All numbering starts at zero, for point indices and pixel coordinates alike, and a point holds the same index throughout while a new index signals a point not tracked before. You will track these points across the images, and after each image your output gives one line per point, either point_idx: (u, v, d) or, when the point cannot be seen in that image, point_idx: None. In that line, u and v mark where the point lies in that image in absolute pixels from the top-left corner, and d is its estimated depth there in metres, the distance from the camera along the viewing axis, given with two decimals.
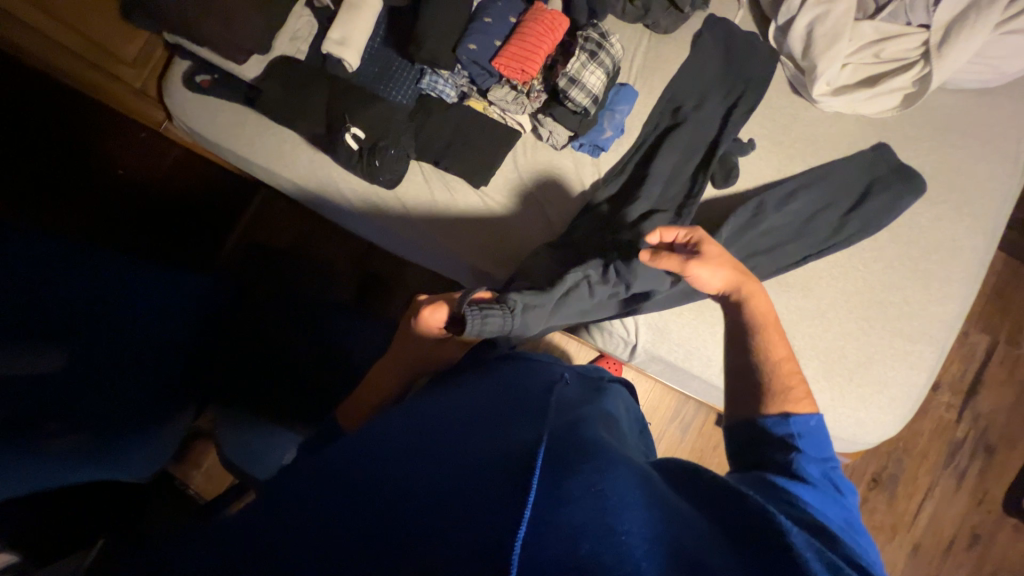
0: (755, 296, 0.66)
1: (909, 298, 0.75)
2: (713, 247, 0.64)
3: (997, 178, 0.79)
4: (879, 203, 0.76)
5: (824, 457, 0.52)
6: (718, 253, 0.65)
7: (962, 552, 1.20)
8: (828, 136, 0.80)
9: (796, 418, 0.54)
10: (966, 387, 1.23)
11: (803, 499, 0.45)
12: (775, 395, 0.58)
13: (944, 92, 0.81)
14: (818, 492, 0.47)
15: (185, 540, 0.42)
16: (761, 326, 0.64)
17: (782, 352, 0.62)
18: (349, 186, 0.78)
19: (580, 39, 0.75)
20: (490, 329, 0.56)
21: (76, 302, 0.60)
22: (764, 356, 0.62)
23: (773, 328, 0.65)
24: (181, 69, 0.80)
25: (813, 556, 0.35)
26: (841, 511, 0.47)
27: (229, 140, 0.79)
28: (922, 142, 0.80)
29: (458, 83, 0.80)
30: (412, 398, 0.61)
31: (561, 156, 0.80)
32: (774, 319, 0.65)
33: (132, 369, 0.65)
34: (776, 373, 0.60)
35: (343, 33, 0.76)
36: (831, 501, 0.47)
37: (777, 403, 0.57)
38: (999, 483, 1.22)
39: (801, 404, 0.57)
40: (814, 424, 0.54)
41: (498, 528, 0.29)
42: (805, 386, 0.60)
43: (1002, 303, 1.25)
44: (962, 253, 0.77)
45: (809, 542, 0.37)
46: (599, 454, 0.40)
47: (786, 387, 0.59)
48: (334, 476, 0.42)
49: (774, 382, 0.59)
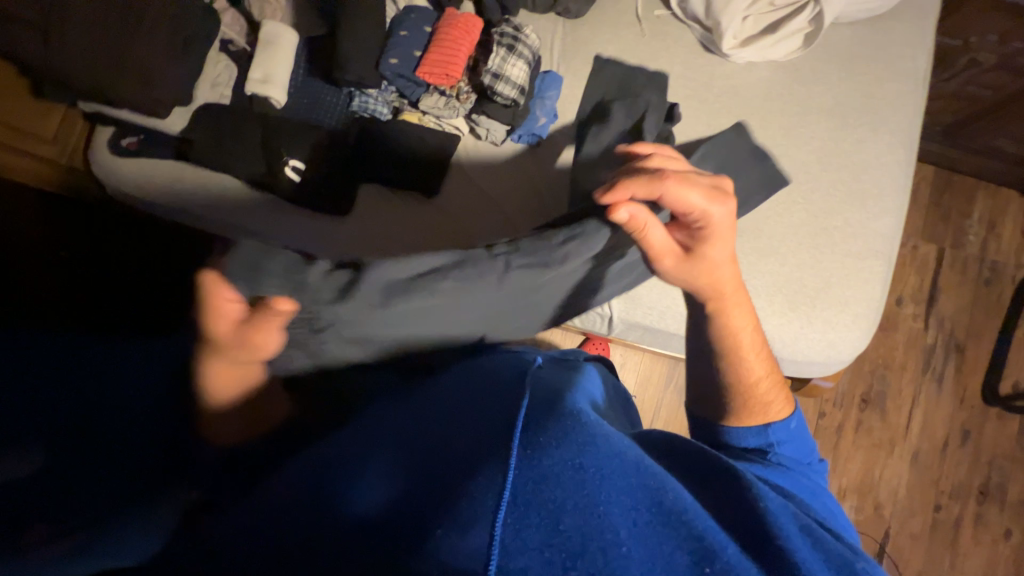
0: (727, 318, 0.61)
1: (851, 220, 0.80)
2: (707, 252, 0.59)
3: (904, 94, 0.85)
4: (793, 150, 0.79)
5: (802, 454, 0.59)
6: (710, 263, 0.59)
7: (957, 450, 1.26)
8: (747, 84, 0.85)
9: (774, 428, 0.58)
10: (926, 295, 1.31)
11: (777, 480, 0.51)
12: (751, 405, 0.60)
13: (839, 26, 0.88)
14: (781, 471, 0.54)
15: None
16: (734, 345, 0.61)
17: (761, 371, 0.61)
18: (296, 221, 0.77)
19: (496, 35, 0.78)
20: (266, 266, 0.59)
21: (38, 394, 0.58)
22: (746, 375, 0.61)
23: (749, 346, 0.62)
24: (105, 135, 0.78)
25: (789, 520, 0.38)
26: (809, 485, 0.54)
27: (165, 198, 0.77)
28: (832, 74, 0.85)
29: (388, 100, 0.81)
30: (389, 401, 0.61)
31: (503, 151, 0.82)
32: (756, 338, 0.62)
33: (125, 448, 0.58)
34: (759, 390, 0.60)
35: (264, 71, 0.77)
36: (797, 477, 0.55)
37: (754, 415, 0.59)
38: (974, 377, 1.29)
39: (779, 412, 0.60)
40: (795, 427, 0.60)
41: (475, 538, 0.30)
42: (779, 387, 0.62)
43: (940, 211, 1.34)
44: (888, 169, 0.82)
45: (784, 505, 0.40)
46: (578, 418, 0.39)
47: (765, 400, 0.60)
48: None
49: (752, 397, 0.60)
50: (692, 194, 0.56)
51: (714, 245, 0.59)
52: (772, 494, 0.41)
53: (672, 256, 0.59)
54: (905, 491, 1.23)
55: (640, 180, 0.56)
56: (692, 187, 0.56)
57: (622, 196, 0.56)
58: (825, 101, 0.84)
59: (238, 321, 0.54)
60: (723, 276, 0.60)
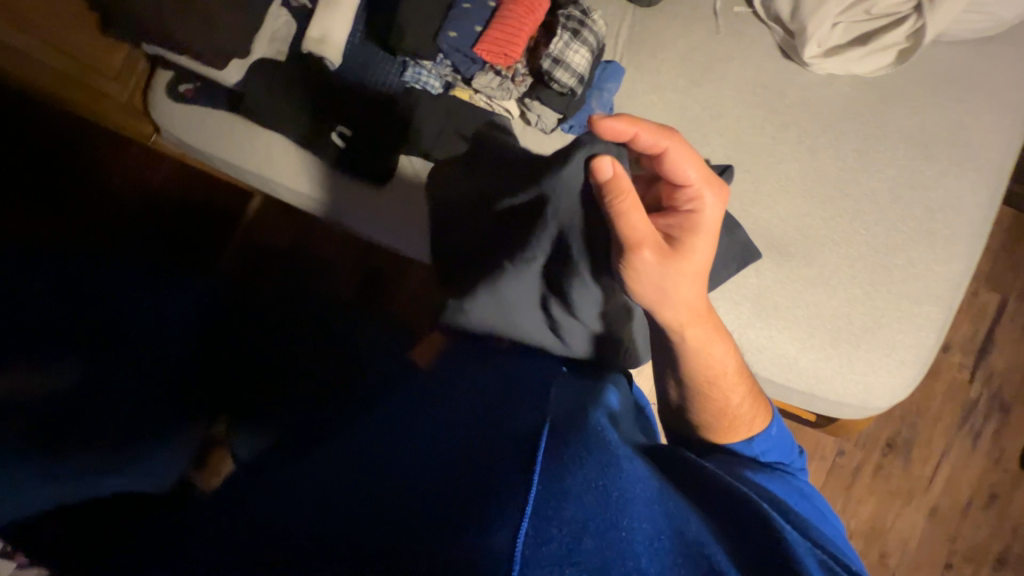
0: (705, 345, 0.58)
1: (915, 260, 0.74)
2: (693, 250, 0.55)
3: (998, 130, 0.78)
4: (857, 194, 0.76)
5: (788, 458, 0.60)
6: (690, 264, 0.55)
7: (981, 511, 1.19)
8: (822, 98, 0.79)
9: (758, 440, 0.58)
10: (978, 346, 1.22)
11: (769, 486, 0.52)
12: (726, 419, 0.59)
13: (940, 45, 0.80)
14: (784, 485, 0.53)
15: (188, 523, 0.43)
16: (713, 375, 0.59)
17: (738, 397, 0.60)
18: (338, 184, 0.79)
19: (562, 18, 0.75)
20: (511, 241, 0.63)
21: (91, 310, 0.65)
22: (726, 396, 0.59)
23: (728, 379, 0.59)
24: (165, 80, 0.80)
25: (808, 554, 0.36)
26: (815, 507, 0.54)
27: (219, 149, 0.80)
28: (920, 98, 0.78)
29: (441, 73, 0.79)
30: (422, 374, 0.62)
31: (551, 140, 0.80)
32: (734, 369, 0.60)
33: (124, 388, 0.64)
34: (741, 410, 0.59)
35: (322, 30, 0.75)
36: (791, 481, 0.55)
37: (732, 428, 0.59)
38: (1016, 439, 1.21)
39: (759, 419, 0.60)
40: (775, 432, 0.60)
41: (493, 551, 0.28)
42: (759, 400, 0.62)
43: (1011, 259, 1.23)
44: (966, 210, 0.76)
45: (805, 541, 0.38)
46: (602, 441, 0.39)
47: (745, 416, 0.59)
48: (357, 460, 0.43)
49: (725, 417, 0.59)
50: (692, 171, 0.56)
51: (698, 246, 0.56)
52: (792, 529, 0.39)
53: (654, 244, 0.52)
54: (916, 544, 1.18)
55: (649, 125, 0.54)
56: (695, 162, 0.56)
57: (629, 130, 0.53)
58: (907, 127, 0.78)
59: (616, 193, 0.51)
60: (697, 285, 0.56)
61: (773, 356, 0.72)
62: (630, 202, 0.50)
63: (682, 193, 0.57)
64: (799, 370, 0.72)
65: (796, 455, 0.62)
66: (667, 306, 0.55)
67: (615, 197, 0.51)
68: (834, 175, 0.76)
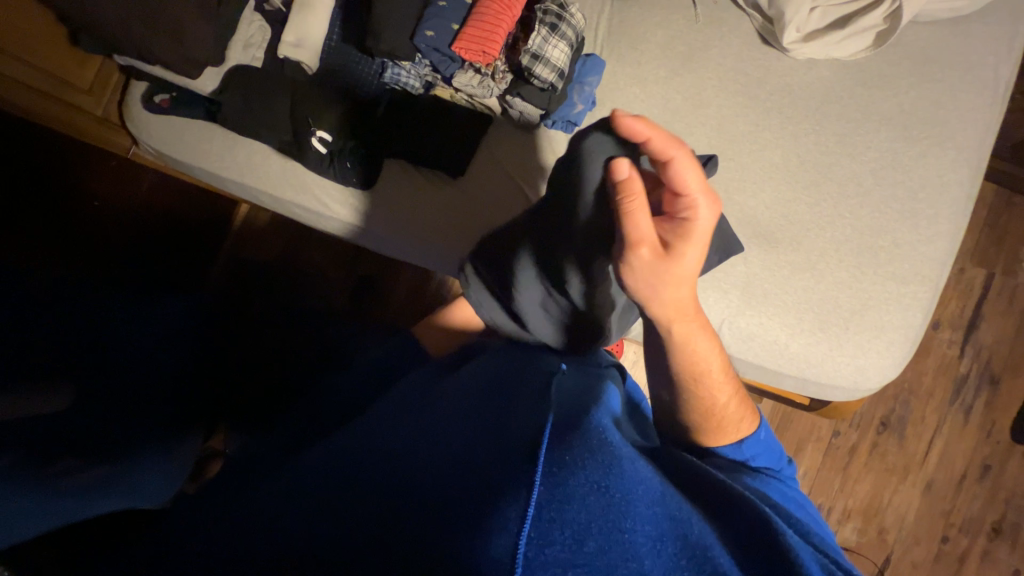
0: (688, 342, 0.57)
1: (900, 240, 0.75)
2: (685, 258, 0.52)
3: (977, 108, 0.79)
4: (840, 176, 0.76)
5: (778, 463, 0.59)
6: (680, 268, 0.52)
7: (974, 484, 1.21)
8: (802, 84, 0.79)
9: (748, 444, 0.58)
10: (966, 322, 1.23)
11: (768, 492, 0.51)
12: (715, 419, 0.58)
13: (916, 25, 0.80)
14: (781, 491, 0.53)
15: (185, 538, 0.43)
16: (693, 373, 0.59)
17: (726, 394, 0.59)
18: (325, 191, 0.78)
19: (539, 12, 0.74)
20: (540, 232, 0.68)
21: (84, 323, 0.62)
22: (713, 393, 0.59)
23: (709, 374, 0.59)
24: (138, 91, 0.79)
25: (810, 556, 0.36)
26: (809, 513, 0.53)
27: (200, 159, 0.78)
28: (899, 77, 0.79)
29: (421, 73, 0.79)
30: (417, 379, 0.62)
31: (534, 134, 0.80)
32: (720, 367, 0.59)
33: (119, 403, 0.61)
34: (728, 410, 0.59)
35: (297, 34, 0.75)
36: (784, 488, 0.55)
37: (723, 428, 0.58)
38: (1005, 411, 1.23)
39: (750, 421, 0.60)
40: (764, 436, 0.60)
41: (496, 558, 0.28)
42: (745, 404, 0.61)
43: (996, 234, 1.25)
44: (948, 189, 0.77)
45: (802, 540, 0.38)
46: (605, 443, 0.38)
47: (734, 417, 0.59)
48: (351, 469, 0.43)
49: (710, 417, 0.58)
50: (692, 180, 0.52)
51: (693, 253, 0.53)
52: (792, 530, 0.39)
53: (653, 245, 0.51)
54: (913, 519, 1.20)
55: (662, 131, 0.52)
56: (699, 170, 0.52)
57: (639, 133, 0.51)
58: (887, 108, 0.78)
59: (628, 196, 0.51)
60: (686, 289, 0.54)
61: (764, 343, 0.73)
62: (639, 203, 0.51)
63: (678, 201, 0.53)
64: (790, 355, 0.73)
65: (786, 463, 0.61)
66: (656, 303, 0.54)
67: (624, 197, 0.52)
68: (817, 160, 0.77)
